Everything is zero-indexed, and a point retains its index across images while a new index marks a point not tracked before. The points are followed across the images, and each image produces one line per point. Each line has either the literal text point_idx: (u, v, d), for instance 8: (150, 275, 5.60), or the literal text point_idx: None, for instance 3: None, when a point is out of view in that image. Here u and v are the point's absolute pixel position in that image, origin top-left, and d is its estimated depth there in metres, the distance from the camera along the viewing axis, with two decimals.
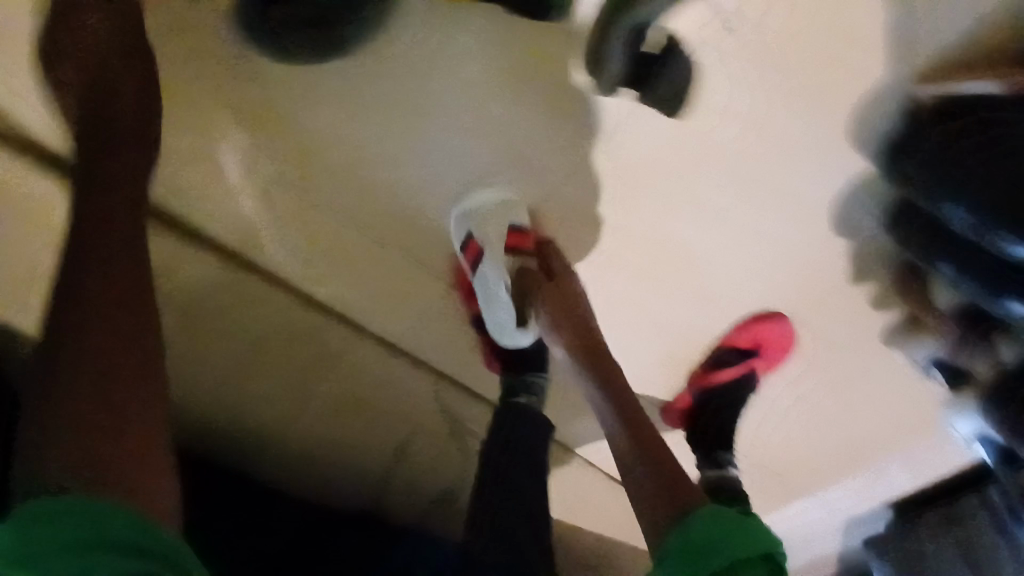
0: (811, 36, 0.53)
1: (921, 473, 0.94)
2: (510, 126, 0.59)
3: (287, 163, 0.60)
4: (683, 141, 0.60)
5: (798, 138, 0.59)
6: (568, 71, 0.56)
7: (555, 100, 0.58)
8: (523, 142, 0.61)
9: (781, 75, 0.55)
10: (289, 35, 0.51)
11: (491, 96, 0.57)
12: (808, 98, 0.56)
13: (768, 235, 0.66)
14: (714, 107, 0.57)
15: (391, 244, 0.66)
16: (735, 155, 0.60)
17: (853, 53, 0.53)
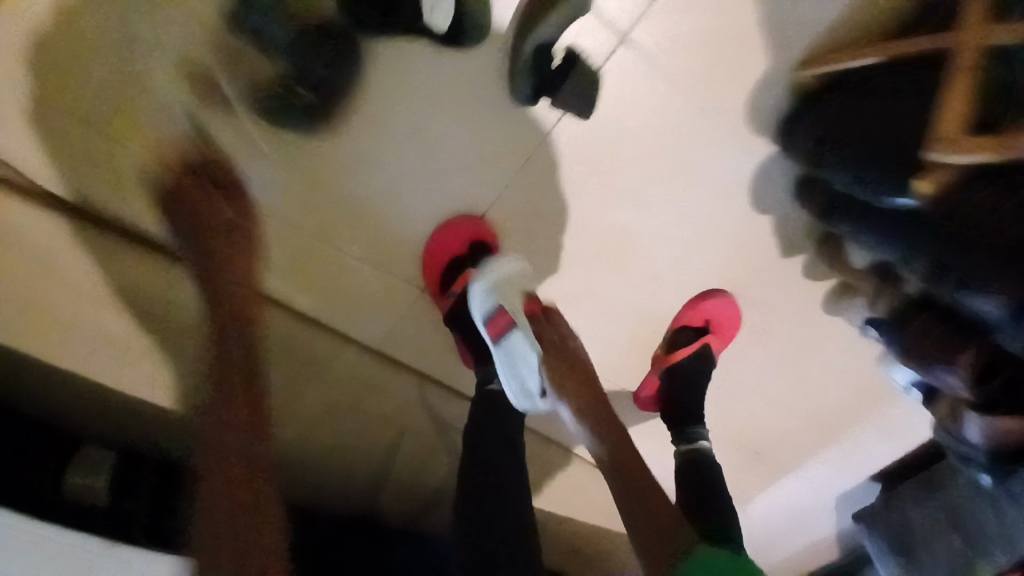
0: (695, 33, 0.61)
1: (891, 438, 0.95)
2: (452, 136, 0.65)
3: (255, 181, 0.63)
4: (605, 135, 0.65)
5: (706, 121, 0.65)
6: (491, 88, 0.64)
7: (485, 113, 0.65)
8: (467, 146, 0.66)
9: (678, 68, 0.62)
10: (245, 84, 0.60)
11: (433, 112, 0.64)
12: (705, 86, 0.63)
13: (698, 215, 0.71)
14: (626, 102, 0.63)
15: (358, 258, 0.68)
16: (654, 143, 0.66)
17: (732, 46, 0.62)
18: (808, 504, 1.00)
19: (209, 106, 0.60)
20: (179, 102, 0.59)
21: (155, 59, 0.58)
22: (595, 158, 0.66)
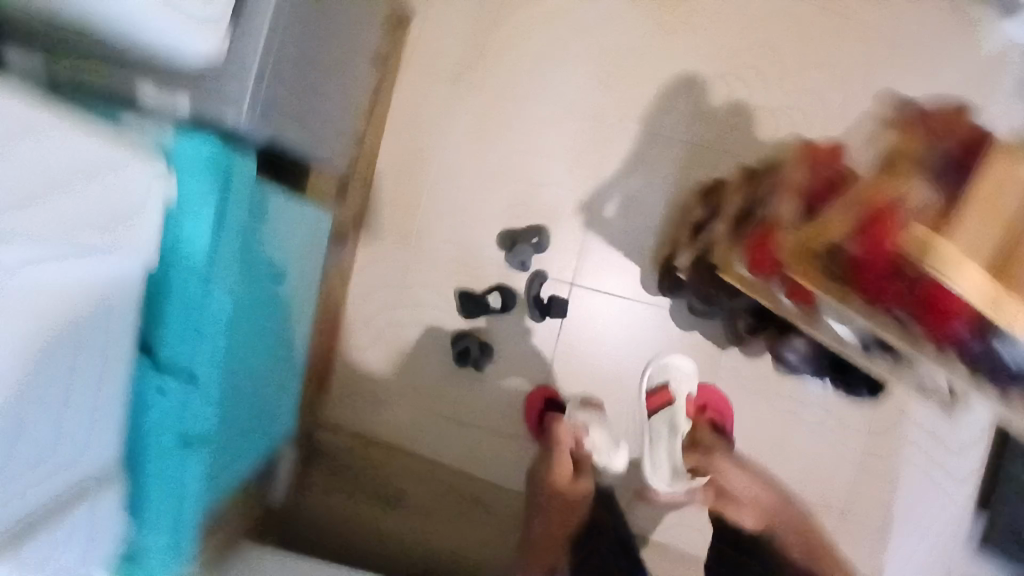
0: (598, 267, 1.29)
1: (950, 469, 1.32)
2: (511, 347, 1.29)
3: (420, 401, 1.29)
4: (582, 325, 1.29)
5: (627, 301, 1.29)
6: (518, 321, 1.29)
7: (523, 331, 1.29)
8: (519, 350, 1.29)
9: (600, 284, 1.29)
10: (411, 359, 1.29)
11: (498, 340, 1.29)
12: (616, 286, 1.29)
13: (652, 345, 1.29)
14: (582, 307, 1.29)
15: (477, 425, 1.29)
16: (607, 319, 1.29)
17: (618, 266, 1.29)
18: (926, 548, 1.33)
19: (396, 368, 1.29)
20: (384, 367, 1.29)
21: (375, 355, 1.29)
22: (582, 336, 1.29)
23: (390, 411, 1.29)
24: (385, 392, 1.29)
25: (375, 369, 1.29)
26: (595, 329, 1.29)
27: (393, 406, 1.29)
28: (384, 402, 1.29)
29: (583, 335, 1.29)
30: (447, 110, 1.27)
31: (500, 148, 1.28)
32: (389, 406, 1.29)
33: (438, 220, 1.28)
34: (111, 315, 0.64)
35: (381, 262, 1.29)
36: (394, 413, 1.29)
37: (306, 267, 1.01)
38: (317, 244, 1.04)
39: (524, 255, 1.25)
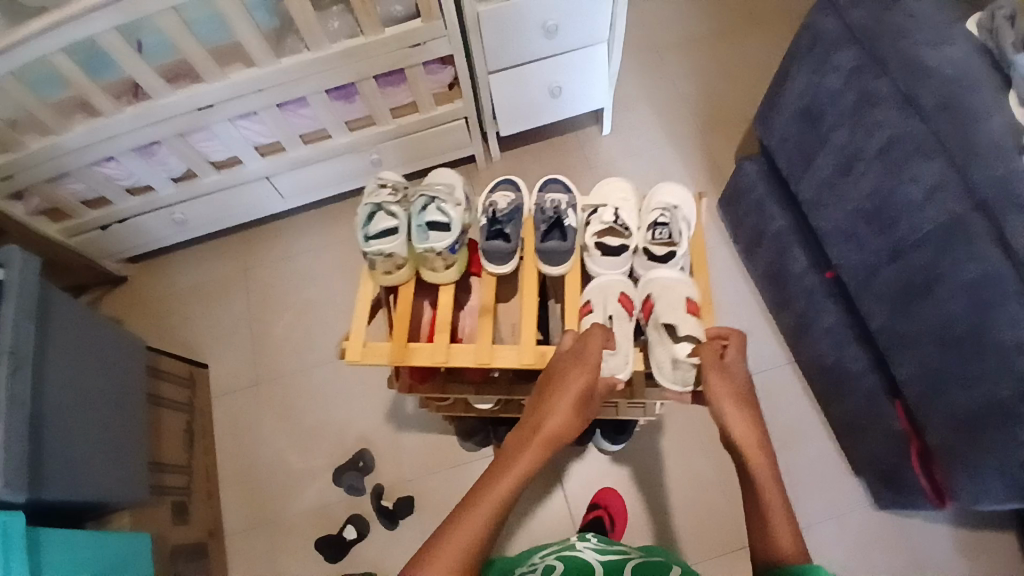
0: (421, 454, 1.49)
1: (785, 440, 1.45)
2: (382, 562, 1.40)
3: None
4: (435, 506, 1.44)
5: (459, 468, 1.46)
6: (380, 535, 1.42)
7: (385, 543, 1.42)
8: (389, 561, 1.40)
9: (429, 466, 1.47)
10: None
11: (367, 562, 1.40)
12: (442, 460, 1.47)
13: None
14: (426, 493, 1.45)
15: None
16: (450, 491, 1.45)
17: (439, 445, 1.49)
18: (819, 516, 1.38)
19: None
20: None
21: None
22: (436, 516, 1.43)
23: None
24: None
25: None
26: (447, 508, 1.43)
27: None
28: None
29: (439, 517, 1.43)
30: (254, 409, 1.56)
31: (308, 413, 1.55)
32: None
33: (283, 494, 1.48)
34: None
35: (251, 552, 1.43)
36: None
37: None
38: (148, 567, 1.13)
39: (352, 480, 1.45)
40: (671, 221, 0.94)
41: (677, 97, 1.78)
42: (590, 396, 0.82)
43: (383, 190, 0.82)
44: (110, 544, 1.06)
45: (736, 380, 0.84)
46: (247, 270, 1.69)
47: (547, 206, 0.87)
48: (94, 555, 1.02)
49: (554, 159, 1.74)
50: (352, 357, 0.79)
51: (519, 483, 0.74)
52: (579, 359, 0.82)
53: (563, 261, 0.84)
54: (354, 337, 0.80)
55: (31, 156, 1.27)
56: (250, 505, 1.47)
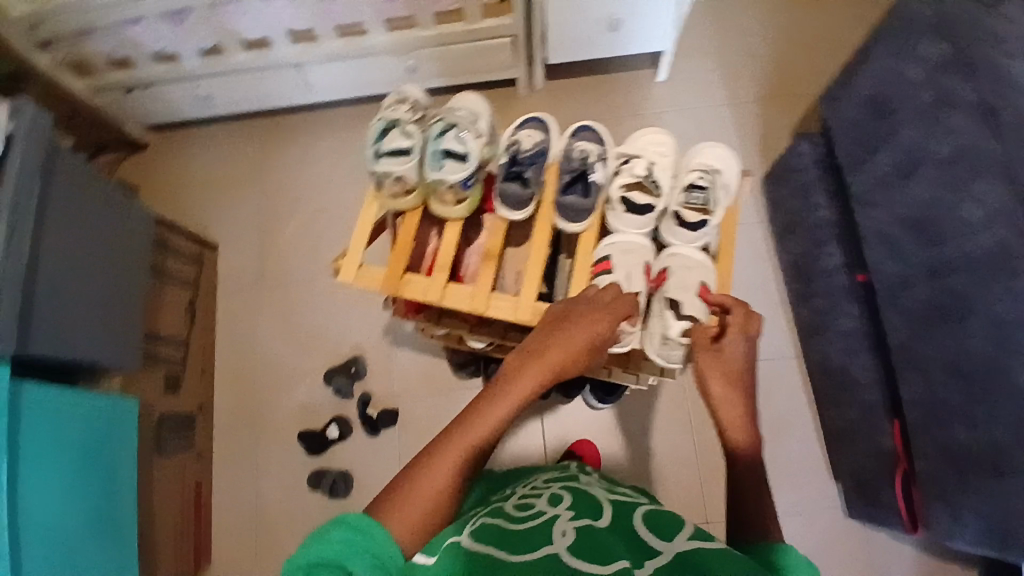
0: (411, 375, 1.50)
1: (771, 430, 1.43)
2: (354, 468, 1.45)
3: (283, 544, 1.41)
4: (414, 425, 1.47)
5: (443, 393, 1.48)
6: (358, 443, 1.47)
7: (361, 451, 1.46)
8: (363, 469, 1.45)
9: (416, 388, 1.49)
10: (273, 508, 1.44)
11: (341, 465, 1.45)
12: (431, 383, 1.49)
13: None
14: (409, 413, 1.47)
15: None
16: (431, 415, 1.47)
17: (430, 369, 1.49)
18: (784, 508, 1.39)
19: (259, 521, 1.43)
20: (249, 525, 1.43)
21: (240, 515, 1.44)
22: (414, 435, 1.46)
23: (260, 561, 1.41)
24: (255, 547, 1.42)
25: (244, 528, 1.43)
26: (427, 427, 1.46)
27: (261, 555, 1.41)
28: (254, 554, 1.41)
29: (417, 436, 1.46)
30: (255, 298, 1.57)
31: (306, 314, 1.55)
32: (259, 558, 1.41)
33: (274, 387, 1.51)
34: None
35: (235, 435, 1.49)
36: (265, 560, 1.41)
37: (129, 449, 1.17)
38: (135, 429, 1.19)
39: (341, 384, 1.47)
40: (710, 185, 0.86)
41: (745, 54, 1.64)
42: (605, 341, 0.78)
43: (402, 107, 0.84)
44: (97, 406, 1.10)
45: (731, 359, 0.76)
46: (266, 157, 1.66)
47: (575, 153, 0.85)
48: (81, 412, 1.07)
49: (599, 99, 1.63)
50: (347, 277, 0.85)
51: (509, 414, 0.71)
52: (607, 311, 0.78)
53: (582, 218, 0.85)
54: (351, 258, 0.85)
55: (61, 7, 1.21)
56: (239, 391, 1.52)
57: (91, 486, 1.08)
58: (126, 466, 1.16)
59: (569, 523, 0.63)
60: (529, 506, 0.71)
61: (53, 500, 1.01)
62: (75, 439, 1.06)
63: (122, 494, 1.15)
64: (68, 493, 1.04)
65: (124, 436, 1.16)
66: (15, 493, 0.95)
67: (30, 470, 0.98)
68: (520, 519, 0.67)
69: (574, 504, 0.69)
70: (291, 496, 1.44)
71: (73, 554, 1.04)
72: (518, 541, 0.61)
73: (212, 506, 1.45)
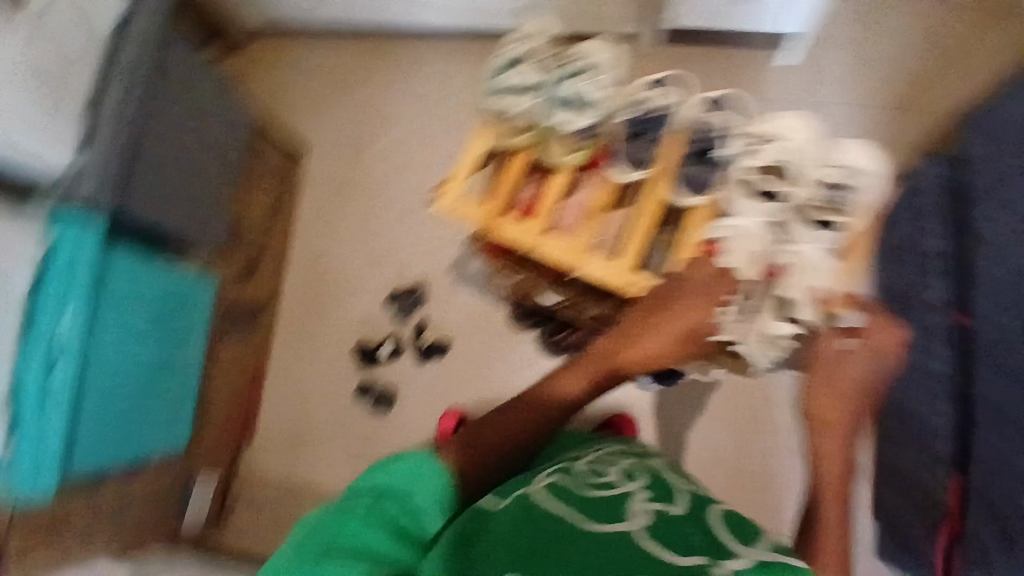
0: (467, 314, 1.51)
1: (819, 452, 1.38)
2: (397, 390, 1.50)
3: (319, 441, 1.49)
4: (461, 362, 1.49)
5: (495, 338, 1.49)
6: (406, 366, 1.51)
7: (407, 374, 1.51)
8: (405, 392, 1.50)
9: (470, 327, 1.51)
10: (315, 408, 1.51)
11: (386, 383, 1.51)
12: (485, 326, 1.50)
13: (516, 371, 1.46)
14: (458, 349, 1.50)
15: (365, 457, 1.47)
16: (479, 356, 1.49)
17: (487, 312, 1.50)
18: None
19: (302, 416, 1.51)
20: (291, 416, 1.52)
21: (286, 406, 1.52)
22: (459, 372, 1.49)
23: (295, 451, 1.50)
24: (294, 437, 1.51)
25: (287, 419, 1.52)
26: (474, 367, 1.48)
27: (297, 446, 1.50)
28: (292, 444, 1.50)
29: (462, 373, 1.49)
30: (333, 208, 1.61)
31: (378, 233, 1.58)
32: (296, 448, 1.50)
33: (337, 295, 1.57)
34: None
35: (293, 332, 1.56)
36: (299, 452, 1.50)
37: (195, 326, 1.26)
38: (203, 309, 1.27)
39: (404, 306, 1.53)
40: (853, 186, 0.75)
41: (892, 50, 1.49)
42: (702, 329, 0.78)
43: (536, 39, 0.80)
44: (176, 281, 1.17)
45: (845, 377, 0.73)
46: (368, 71, 1.65)
47: (705, 125, 0.80)
48: (161, 283, 1.14)
49: (715, 75, 1.55)
50: (447, 206, 0.84)
51: (585, 387, 0.78)
52: (703, 296, 0.78)
53: (700, 193, 0.80)
54: (456, 183, 0.84)
55: None
56: (304, 292, 1.58)
57: (158, 351, 1.16)
58: (191, 336, 1.25)
59: (645, 504, 0.61)
60: (600, 472, 0.69)
61: (126, 357, 1.09)
62: (153, 306, 1.13)
63: (181, 365, 1.24)
64: (138, 353, 1.12)
65: (192, 313, 1.24)
66: (94, 342, 1.02)
67: (110, 326, 1.05)
68: (593, 485, 0.65)
69: (648, 483, 0.66)
70: (334, 400, 1.51)
71: (130, 409, 1.13)
72: (591, 509, 0.59)
73: (262, 392, 1.54)
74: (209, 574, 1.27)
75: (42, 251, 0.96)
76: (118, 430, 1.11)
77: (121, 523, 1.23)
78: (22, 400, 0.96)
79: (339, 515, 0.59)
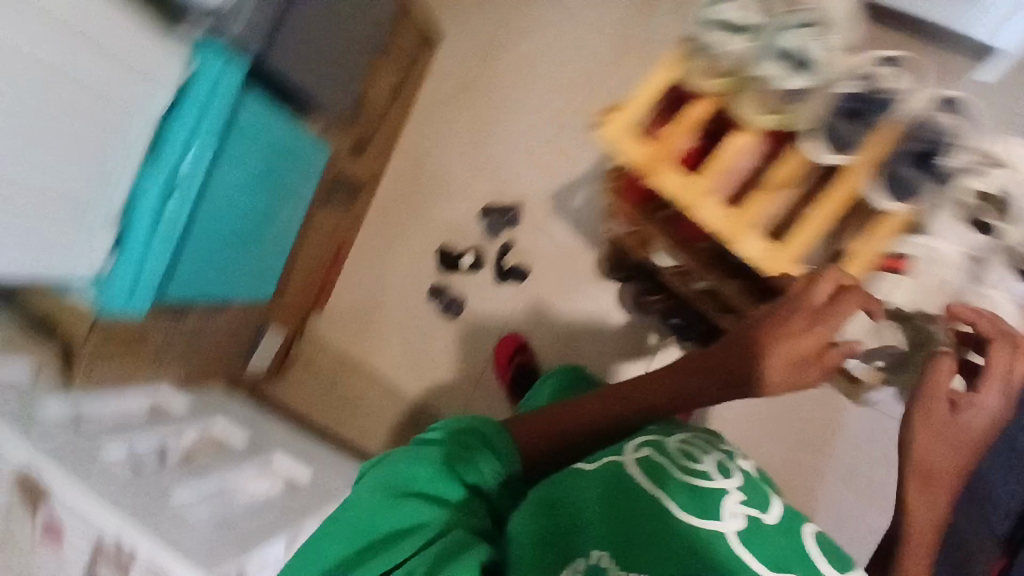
0: (556, 248, 1.47)
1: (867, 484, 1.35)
2: (468, 302, 1.51)
3: (386, 329, 1.56)
4: (536, 292, 1.48)
5: (576, 279, 1.45)
6: (482, 282, 1.51)
7: (481, 290, 1.51)
8: (475, 306, 1.51)
9: (555, 261, 1.47)
10: (389, 297, 1.56)
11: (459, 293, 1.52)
12: (570, 265, 1.46)
13: (589, 317, 1.44)
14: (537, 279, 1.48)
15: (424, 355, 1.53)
16: (556, 292, 1.46)
17: (577, 252, 1.46)
18: None
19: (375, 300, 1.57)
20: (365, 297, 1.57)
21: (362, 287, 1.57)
22: (532, 301, 1.48)
23: (362, 331, 1.57)
24: (363, 318, 1.57)
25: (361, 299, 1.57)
26: (547, 301, 1.47)
27: (366, 326, 1.57)
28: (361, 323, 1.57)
29: (535, 303, 1.48)
30: (452, 103, 1.55)
31: (490, 142, 1.53)
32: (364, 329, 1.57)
33: (435, 196, 1.56)
34: (126, 113, 0.86)
35: (384, 218, 1.57)
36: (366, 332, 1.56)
37: (297, 187, 1.25)
38: (308, 172, 1.26)
39: (494, 222, 1.50)
40: None
41: None
42: (809, 362, 0.65)
43: None
44: (292, 140, 1.15)
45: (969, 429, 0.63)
46: None
47: (938, 124, 0.67)
48: (279, 138, 1.11)
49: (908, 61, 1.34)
50: (605, 136, 0.72)
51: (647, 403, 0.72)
52: (816, 323, 0.65)
53: (906, 200, 0.68)
54: (626, 111, 0.72)
55: None
56: (404, 182, 1.57)
57: (260, 203, 1.17)
58: (292, 195, 1.25)
59: (742, 506, 0.60)
60: (695, 455, 0.66)
61: (233, 203, 1.09)
62: (266, 159, 1.11)
63: (277, 221, 1.26)
64: (243, 202, 1.12)
65: (297, 173, 1.23)
66: (210, 183, 1.02)
67: (227, 170, 1.03)
68: (688, 469, 0.64)
69: (744, 482, 0.64)
70: (407, 295, 1.55)
71: (225, 252, 1.15)
72: (689, 499, 0.59)
73: (342, 266, 1.58)
74: (262, 423, 1.38)
75: (182, 78, 0.90)
76: (211, 270, 1.14)
77: (194, 351, 1.30)
78: (133, 218, 0.95)
79: (420, 460, 0.58)
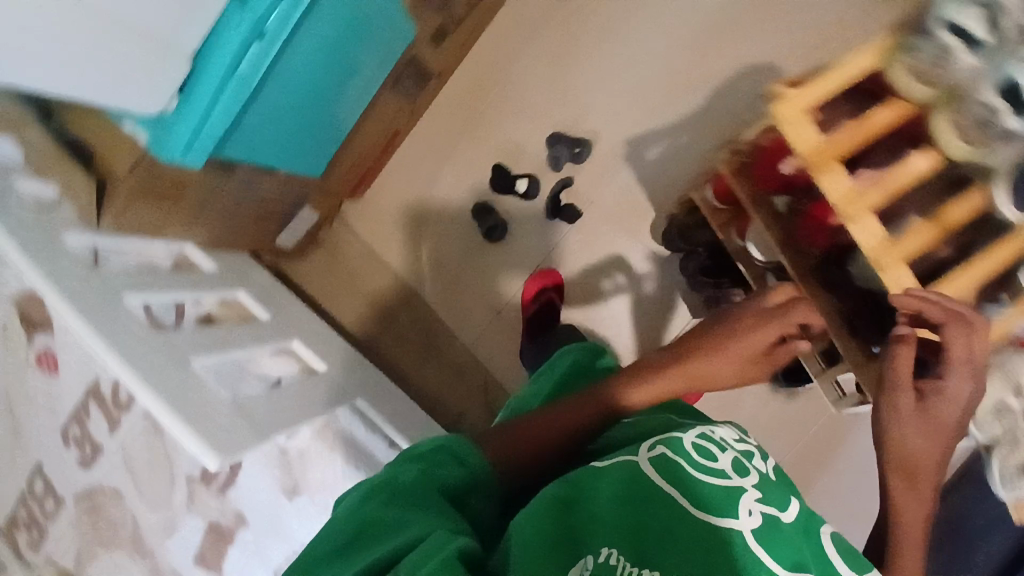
0: (616, 199, 1.39)
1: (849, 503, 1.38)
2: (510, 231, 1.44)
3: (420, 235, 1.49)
4: (583, 239, 1.41)
5: (628, 237, 1.39)
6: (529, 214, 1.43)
7: (526, 222, 1.44)
8: (516, 237, 1.44)
9: (611, 213, 1.39)
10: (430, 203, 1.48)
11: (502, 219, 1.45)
12: (625, 220, 1.39)
13: (630, 278, 1.39)
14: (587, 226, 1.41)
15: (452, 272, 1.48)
16: (603, 245, 1.40)
17: (636, 209, 1.38)
18: None
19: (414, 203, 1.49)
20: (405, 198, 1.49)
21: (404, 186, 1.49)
22: (576, 247, 1.41)
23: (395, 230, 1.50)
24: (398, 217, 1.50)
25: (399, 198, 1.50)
26: (591, 251, 1.41)
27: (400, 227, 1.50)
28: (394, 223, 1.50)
29: (578, 250, 1.41)
30: (546, 18, 1.42)
31: (576, 71, 1.41)
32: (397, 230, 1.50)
33: (502, 110, 1.44)
34: None
35: (443, 122, 1.47)
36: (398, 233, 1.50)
37: (370, 62, 1.13)
38: (385, 49, 1.13)
39: (561, 156, 1.37)
40: None
41: None
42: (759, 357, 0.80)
43: None
44: (380, 12, 1.02)
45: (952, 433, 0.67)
46: None
47: None
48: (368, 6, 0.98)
49: None
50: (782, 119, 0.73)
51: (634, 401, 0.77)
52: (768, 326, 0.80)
53: None
54: (814, 97, 0.72)
55: None
56: (473, 90, 1.45)
57: (329, 73, 1.05)
58: (361, 71, 1.13)
59: (755, 504, 0.56)
60: (711, 451, 0.62)
61: (305, 68, 0.98)
62: (349, 27, 0.99)
63: (340, 96, 1.14)
64: (314, 69, 1.00)
65: (374, 49, 1.10)
66: (289, 42, 0.90)
67: (309, 30, 0.91)
68: (698, 464, 0.60)
69: (763, 479, 0.61)
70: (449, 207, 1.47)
71: (282, 117, 1.04)
72: (703, 499, 0.56)
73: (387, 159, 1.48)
74: (277, 299, 1.33)
75: None
76: (265, 134, 1.04)
77: (229, 219, 1.23)
78: (205, 63, 0.83)
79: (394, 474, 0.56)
